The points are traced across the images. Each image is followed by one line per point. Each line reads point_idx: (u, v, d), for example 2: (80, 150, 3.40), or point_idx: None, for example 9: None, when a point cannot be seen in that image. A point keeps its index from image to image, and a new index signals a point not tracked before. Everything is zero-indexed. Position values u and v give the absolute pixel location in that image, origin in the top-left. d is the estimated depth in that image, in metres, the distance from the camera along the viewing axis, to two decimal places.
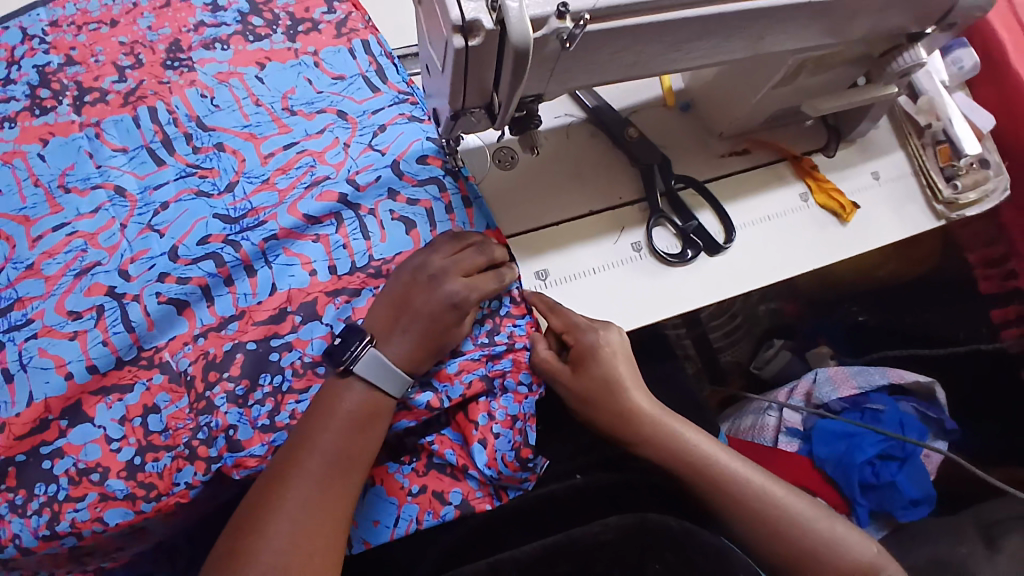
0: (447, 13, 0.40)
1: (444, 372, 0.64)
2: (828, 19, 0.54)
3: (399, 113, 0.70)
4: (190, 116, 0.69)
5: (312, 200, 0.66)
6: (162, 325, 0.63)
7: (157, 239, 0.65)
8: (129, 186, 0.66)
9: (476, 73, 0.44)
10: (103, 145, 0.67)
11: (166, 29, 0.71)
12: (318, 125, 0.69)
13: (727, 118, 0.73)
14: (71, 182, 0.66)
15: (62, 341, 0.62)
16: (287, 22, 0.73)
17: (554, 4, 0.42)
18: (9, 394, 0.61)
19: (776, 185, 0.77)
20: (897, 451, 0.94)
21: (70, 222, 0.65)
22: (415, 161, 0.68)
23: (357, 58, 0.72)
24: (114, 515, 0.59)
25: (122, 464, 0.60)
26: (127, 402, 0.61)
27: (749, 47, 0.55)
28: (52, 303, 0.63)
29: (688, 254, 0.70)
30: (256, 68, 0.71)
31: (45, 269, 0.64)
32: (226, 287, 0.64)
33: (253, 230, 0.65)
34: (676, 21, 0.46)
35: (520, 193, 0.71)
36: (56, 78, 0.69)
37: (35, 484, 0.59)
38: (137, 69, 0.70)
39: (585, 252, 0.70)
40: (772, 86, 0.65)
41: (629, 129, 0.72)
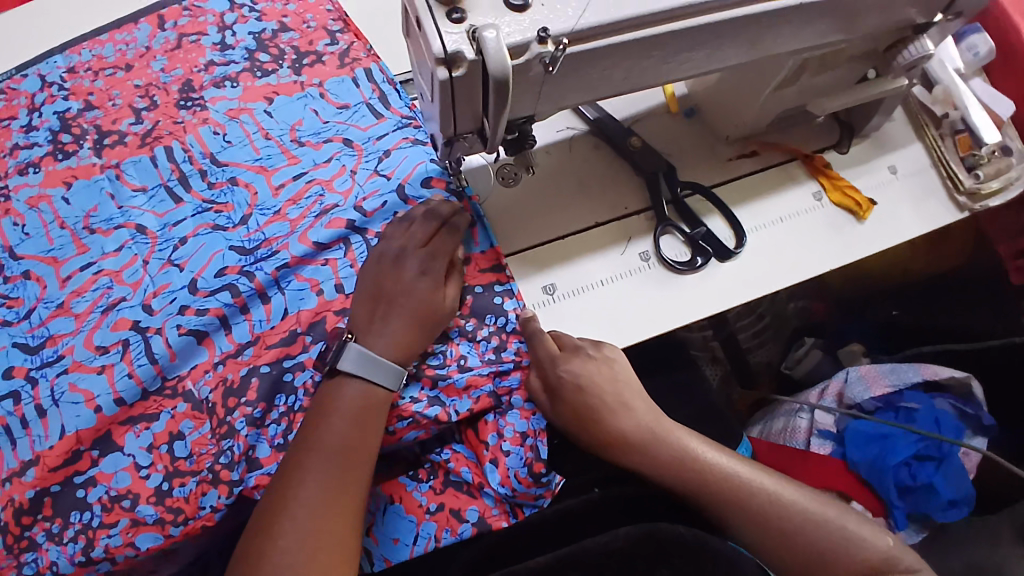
0: (430, 46, 0.41)
1: (452, 388, 0.65)
2: (826, 18, 0.53)
3: (403, 137, 0.72)
4: (204, 153, 0.71)
5: (322, 227, 0.68)
6: (184, 355, 0.65)
7: (177, 272, 0.67)
8: (149, 224, 0.69)
9: (464, 101, 0.45)
10: (123, 185, 0.70)
11: (178, 70, 0.74)
12: (326, 154, 0.71)
13: (733, 121, 0.72)
14: (95, 222, 0.69)
15: (90, 375, 0.65)
16: (292, 56, 0.75)
17: (535, 30, 0.43)
18: (42, 428, 0.64)
19: (787, 185, 0.75)
20: (933, 451, 0.91)
21: (96, 261, 0.68)
22: (419, 184, 0.70)
23: (361, 87, 0.74)
24: (144, 540, 0.61)
25: (151, 490, 0.62)
26: (153, 429, 0.63)
27: (744, 54, 0.54)
28: (80, 338, 0.66)
29: (697, 262, 0.69)
30: (264, 103, 0.73)
31: (74, 307, 0.67)
32: (243, 316, 0.66)
33: (267, 260, 0.67)
34: (662, 36, 0.46)
35: (526, 208, 0.71)
36: (76, 123, 0.73)
37: (70, 512, 0.62)
38: (151, 111, 0.73)
39: (592, 264, 0.70)
40: (773, 88, 0.65)
41: (632, 138, 0.72)
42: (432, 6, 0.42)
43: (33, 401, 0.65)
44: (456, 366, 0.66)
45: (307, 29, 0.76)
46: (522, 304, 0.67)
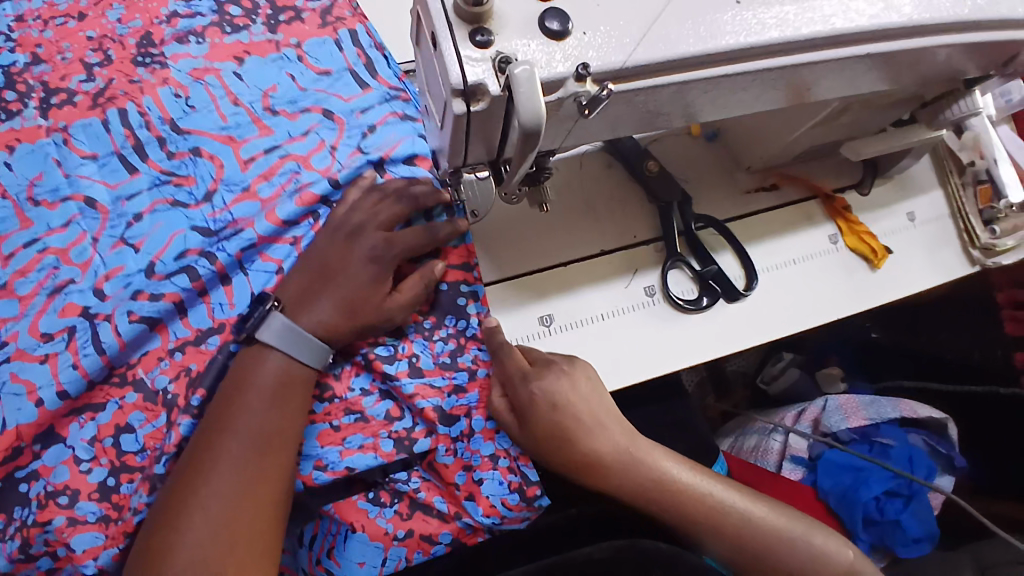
0: (447, 74, 0.35)
1: (399, 392, 0.60)
2: (882, 69, 0.48)
3: (391, 111, 0.66)
4: (163, 118, 0.63)
5: (291, 203, 0.62)
6: (135, 344, 0.59)
7: (132, 254, 0.60)
8: (100, 196, 0.62)
9: (479, 133, 0.39)
10: (71, 152, 0.62)
11: (137, 21, 0.66)
12: (303, 126, 0.64)
13: (760, 154, 0.67)
14: (39, 193, 0.61)
15: (32, 365, 0.58)
16: (268, 10, 0.67)
17: (573, 65, 0.37)
18: None
19: (805, 225, 0.71)
20: (904, 489, 0.85)
21: (40, 237, 0.61)
22: (401, 162, 0.64)
23: (345, 50, 0.67)
24: (83, 541, 0.56)
25: (94, 485, 0.56)
26: (99, 422, 0.57)
27: (790, 98, 0.49)
28: (25, 324, 0.59)
29: (704, 301, 0.65)
30: (234, 64, 0.65)
31: (17, 289, 0.59)
32: (204, 301, 0.60)
33: (230, 241, 0.61)
34: (709, 79, 0.41)
35: (526, 229, 0.65)
36: (22, 79, 0.64)
37: (12, 508, 0.56)
38: (107, 67, 0.64)
39: (594, 296, 0.65)
40: (811, 126, 0.60)
41: (648, 162, 0.66)
42: (452, 23, 0.35)
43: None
44: (406, 365, 0.60)
45: None
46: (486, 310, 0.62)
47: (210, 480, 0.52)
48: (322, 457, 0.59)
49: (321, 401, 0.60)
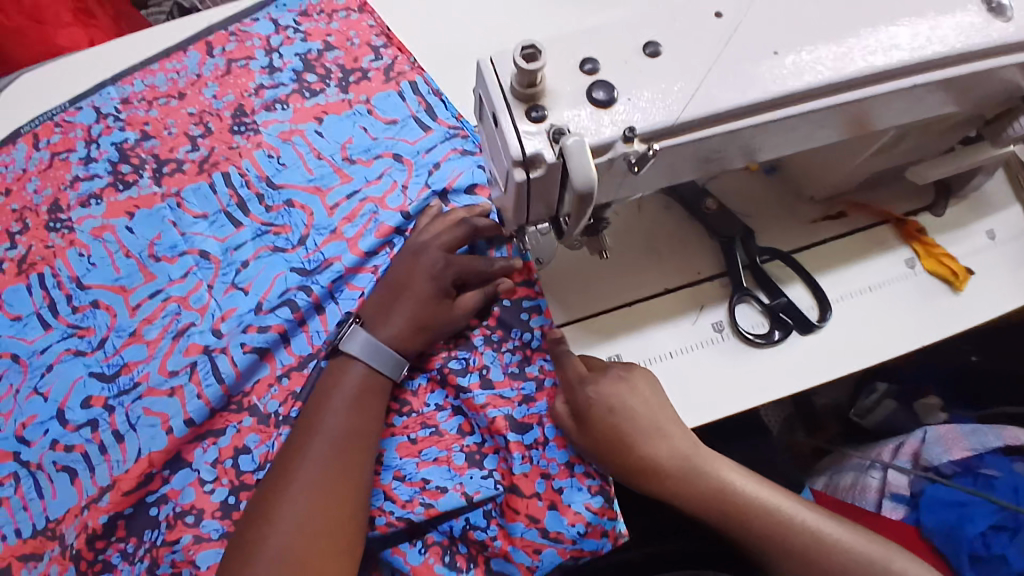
0: (507, 146, 0.40)
1: (472, 403, 0.64)
2: (946, 91, 0.48)
3: (451, 148, 0.73)
4: (260, 176, 0.73)
5: (371, 236, 0.70)
6: (248, 373, 0.65)
7: (241, 296, 0.68)
8: (212, 249, 0.70)
9: (540, 195, 0.42)
10: (185, 213, 0.72)
11: (229, 95, 0.77)
12: (377, 171, 0.73)
13: (822, 184, 0.67)
14: (160, 250, 0.71)
15: (161, 399, 0.65)
16: (339, 75, 0.78)
17: (619, 128, 0.40)
18: (120, 452, 0.64)
19: (876, 251, 0.70)
20: (1009, 521, 0.77)
21: (163, 288, 0.69)
22: (463, 192, 0.71)
23: (407, 100, 0.75)
24: (206, 557, 0.58)
25: (216, 505, 0.61)
26: (220, 444, 0.63)
27: (849, 130, 0.50)
28: (154, 365, 0.67)
29: (775, 335, 0.65)
30: (314, 123, 0.75)
31: (145, 334, 0.68)
32: (303, 329, 0.67)
33: (322, 274, 0.69)
34: (760, 125, 0.43)
35: (591, 272, 0.67)
36: (135, 153, 0.76)
37: (143, 531, 0.61)
38: (208, 137, 0.75)
39: (661, 334, 0.66)
40: (871, 153, 0.60)
41: (707, 201, 0.69)
42: (510, 103, 0.40)
43: (109, 428, 0.65)
44: (478, 377, 0.65)
45: (351, 46, 0.79)
46: (548, 322, 0.67)
47: (298, 469, 0.57)
48: (401, 468, 0.63)
49: (403, 414, 0.66)
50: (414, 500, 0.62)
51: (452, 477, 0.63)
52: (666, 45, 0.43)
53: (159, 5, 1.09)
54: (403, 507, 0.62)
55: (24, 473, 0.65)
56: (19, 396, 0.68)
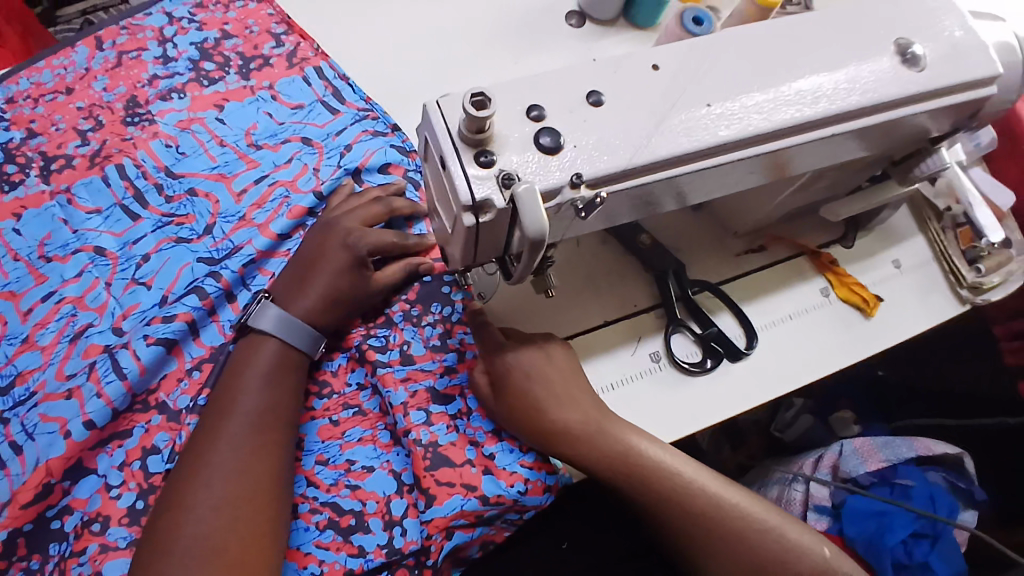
0: (457, 192, 0.39)
1: (389, 377, 0.60)
2: (858, 138, 0.51)
3: (362, 130, 0.70)
4: (157, 167, 0.66)
5: (284, 218, 0.65)
6: (155, 368, 0.58)
7: (143, 291, 0.61)
8: (108, 245, 0.63)
9: (489, 236, 0.42)
10: (76, 209, 0.65)
11: (121, 88, 0.71)
12: (285, 155, 0.68)
13: (744, 219, 0.70)
14: (50, 250, 0.63)
15: (59, 402, 0.57)
16: (238, 62, 0.73)
17: (568, 174, 0.41)
18: (19, 465, 0.55)
19: (796, 281, 0.74)
20: (928, 529, 0.82)
21: (57, 290, 0.61)
22: (376, 170, 0.68)
23: (312, 85, 0.72)
24: (113, 567, 0.51)
25: (123, 511, 0.53)
26: (127, 446, 0.56)
27: (777, 171, 0.53)
28: (51, 371, 0.58)
29: (708, 364, 0.67)
30: (215, 111, 0.69)
31: (38, 340, 0.60)
32: (213, 320, 0.61)
33: (231, 258, 0.62)
34: (714, 167, 0.45)
35: (537, 306, 0.67)
36: (20, 152, 0.68)
37: (46, 546, 0.53)
38: (99, 129, 0.69)
39: (604, 365, 0.66)
40: (793, 189, 0.63)
41: (641, 235, 0.70)
42: (459, 147, 0.40)
43: (5, 439, 0.56)
44: (398, 353, 0.61)
45: (250, 34, 0.74)
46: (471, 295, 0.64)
47: (215, 448, 0.52)
48: (324, 451, 0.58)
49: (322, 398, 0.61)
50: (339, 483, 0.57)
51: (379, 455, 0.59)
52: (607, 93, 0.44)
53: (68, 23, 1.08)
54: (327, 491, 0.57)
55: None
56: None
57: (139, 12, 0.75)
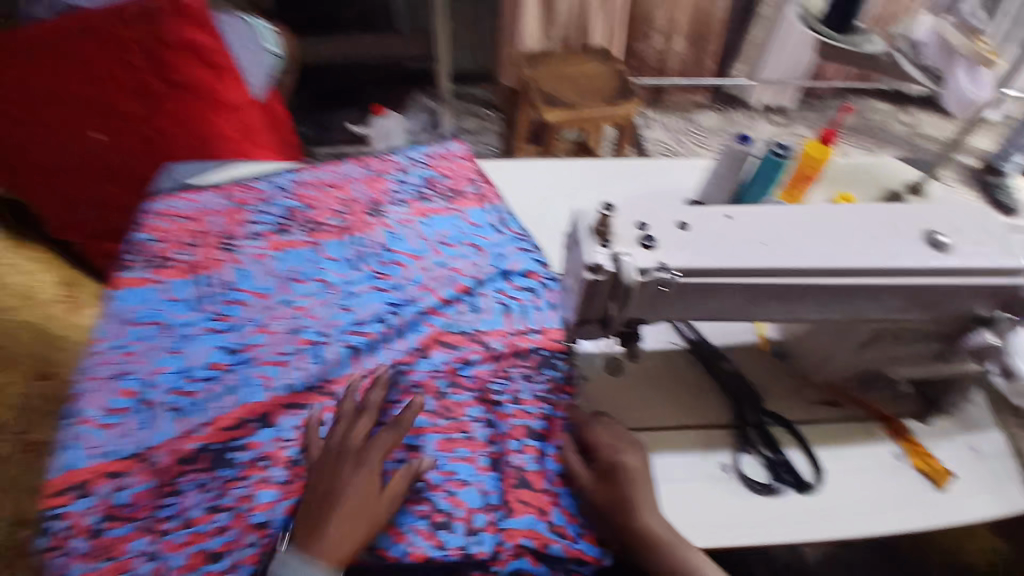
0: (583, 258, 0.60)
1: (500, 412, 0.76)
2: (901, 296, 0.64)
3: (514, 247, 0.95)
4: (379, 243, 0.94)
5: (449, 289, 0.88)
6: (340, 364, 0.79)
7: (347, 313, 0.85)
8: (334, 280, 0.88)
9: (597, 295, 0.62)
10: (320, 254, 0.92)
11: (369, 191, 1.03)
12: (460, 252, 0.93)
13: (813, 364, 0.81)
14: (297, 275, 0.89)
15: (272, 367, 0.78)
16: (446, 191, 1.04)
17: (656, 262, 0.60)
18: (226, 402, 0.74)
19: (866, 439, 0.78)
20: None
21: (291, 299, 0.86)
22: (520, 275, 0.91)
23: (490, 214, 1.00)
24: (264, 495, 0.68)
25: (286, 457, 0.71)
26: (303, 415, 0.74)
27: (827, 310, 0.66)
28: (270, 348, 0.80)
29: (776, 486, 0.73)
30: (422, 218, 0.98)
31: (269, 326, 0.82)
32: (384, 344, 0.81)
33: (409, 306, 0.86)
34: (762, 284, 0.62)
35: (624, 399, 0.79)
36: (294, 214, 0.98)
37: (219, 468, 0.69)
38: (350, 212, 0.98)
39: (675, 462, 0.74)
40: (851, 348, 0.75)
41: (723, 362, 0.81)
42: (590, 234, 0.62)
43: (224, 383, 0.76)
44: (511, 395, 0.77)
45: (457, 178, 1.07)
46: (570, 368, 0.81)
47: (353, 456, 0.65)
48: (436, 457, 0.71)
49: (446, 418, 0.74)
50: (441, 486, 0.69)
51: (475, 474, 0.70)
52: (693, 223, 0.64)
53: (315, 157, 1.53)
54: (431, 488, 0.69)
55: (138, 409, 0.73)
56: (155, 350, 0.79)
57: (386, 154, 1.11)
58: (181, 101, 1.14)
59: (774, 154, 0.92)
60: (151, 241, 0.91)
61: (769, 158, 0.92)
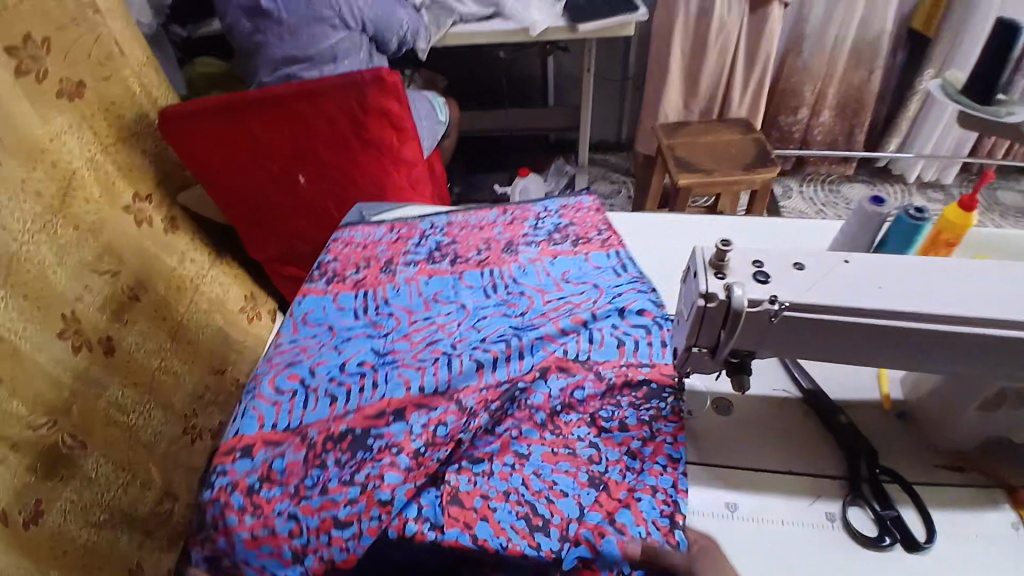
0: (698, 285, 0.66)
1: (609, 439, 0.77)
2: (1020, 358, 0.61)
3: (631, 289, 0.97)
4: (509, 277, 1.03)
5: (567, 320, 0.92)
6: (466, 375, 0.87)
7: (474, 332, 0.94)
8: (467, 305, 0.99)
9: (709, 321, 0.66)
10: (461, 285, 1.03)
11: (507, 235, 1.13)
12: (581, 291, 0.98)
13: (940, 434, 0.74)
14: (440, 299, 1.01)
15: (411, 371, 0.89)
16: (575, 239, 1.11)
17: (768, 294, 0.64)
18: (371, 395, 0.86)
19: (983, 506, 0.70)
20: None
21: (433, 318, 0.98)
22: (635, 313, 0.91)
23: (612, 259, 1.05)
24: (390, 476, 0.76)
25: (412, 448, 0.79)
26: (430, 415, 0.82)
27: (940, 361, 0.64)
28: (411, 355, 0.92)
29: (884, 542, 0.67)
30: (550, 259, 1.06)
31: (412, 338, 0.95)
32: (503, 363, 0.87)
33: (530, 332, 0.91)
34: (867, 326, 0.62)
35: (730, 440, 0.78)
36: (444, 250, 1.11)
37: (358, 449, 0.80)
38: (488, 250, 1.10)
39: (774, 503, 0.71)
40: (976, 407, 0.70)
41: (839, 416, 0.77)
42: (707, 266, 0.68)
43: (371, 379, 0.89)
44: (617, 422, 0.79)
45: (586, 226, 1.13)
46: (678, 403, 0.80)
47: None
48: (540, 466, 0.75)
49: (553, 433, 0.78)
50: (542, 492, 0.72)
51: (574, 487, 0.73)
52: (808, 263, 0.67)
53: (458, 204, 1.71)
54: (532, 493, 0.72)
55: (300, 392, 0.88)
56: (323, 348, 0.95)
57: (526, 205, 1.22)
58: (369, 157, 1.41)
59: (906, 215, 0.87)
60: (331, 262, 1.11)
61: (901, 219, 0.88)
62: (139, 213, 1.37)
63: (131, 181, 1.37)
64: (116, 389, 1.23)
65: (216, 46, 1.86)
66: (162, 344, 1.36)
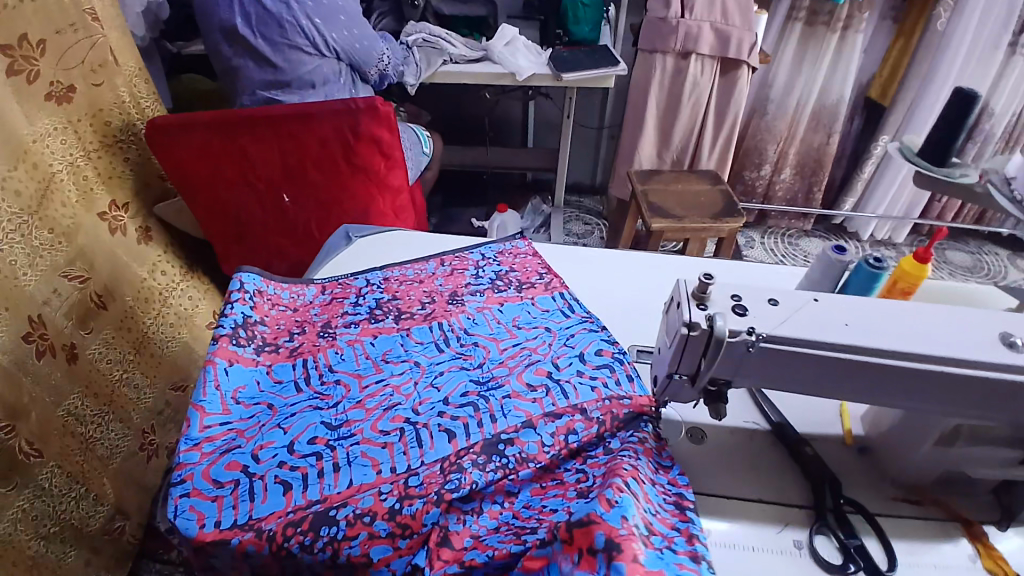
0: (681, 316, 0.70)
1: (595, 462, 0.72)
2: (975, 392, 0.66)
3: (581, 327, 0.90)
4: (460, 328, 0.91)
5: (529, 373, 0.81)
6: (437, 447, 0.71)
7: (435, 391, 0.79)
8: (422, 362, 0.85)
9: (691, 349, 0.70)
10: (410, 339, 0.89)
11: (449, 284, 1.01)
12: (535, 337, 0.88)
13: (895, 463, 0.79)
14: (389, 357, 0.86)
15: (376, 448, 0.72)
16: (517, 283, 1.01)
17: (745, 326, 0.68)
18: (332, 479, 0.69)
19: (939, 538, 0.74)
20: None
21: (385, 378, 0.82)
22: (594, 354, 0.84)
23: (558, 301, 0.96)
24: (377, 551, 0.64)
25: (385, 508, 0.66)
26: (404, 487, 0.68)
27: (902, 395, 0.68)
28: (369, 423, 0.75)
29: (849, 568, 0.70)
30: (497, 306, 0.95)
31: (366, 403, 0.78)
32: (476, 428, 0.73)
33: (496, 390, 0.79)
34: (838, 357, 0.67)
35: (702, 466, 0.81)
36: (385, 306, 0.96)
37: (320, 527, 0.65)
38: (433, 301, 0.97)
39: (745, 530, 0.74)
40: (934, 442, 0.73)
41: (806, 448, 0.81)
42: (690, 298, 0.72)
43: (330, 459, 0.71)
44: (603, 446, 0.73)
45: (527, 270, 1.04)
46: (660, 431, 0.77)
47: None
48: (528, 500, 0.69)
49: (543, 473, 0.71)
50: (529, 518, 0.66)
51: (562, 504, 0.66)
52: (782, 299, 0.72)
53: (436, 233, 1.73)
54: (519, 519, 0.67)
55: (244, 481, 0.70)
56: (262, 428, 0.76)
57: (460, 252, 1.11)
58: (354, 181, 1.43)
59: (866, 263, 0.94)
60: (258, 322, 0.91)
61: (861, 267, 0.94)
62: (115, 221, 1.35)
63: (110, 188, 1.35)
64: (76, 398, 1.19)
65: (207, 66, 1.89)
66: (126, 356, 1.32)
